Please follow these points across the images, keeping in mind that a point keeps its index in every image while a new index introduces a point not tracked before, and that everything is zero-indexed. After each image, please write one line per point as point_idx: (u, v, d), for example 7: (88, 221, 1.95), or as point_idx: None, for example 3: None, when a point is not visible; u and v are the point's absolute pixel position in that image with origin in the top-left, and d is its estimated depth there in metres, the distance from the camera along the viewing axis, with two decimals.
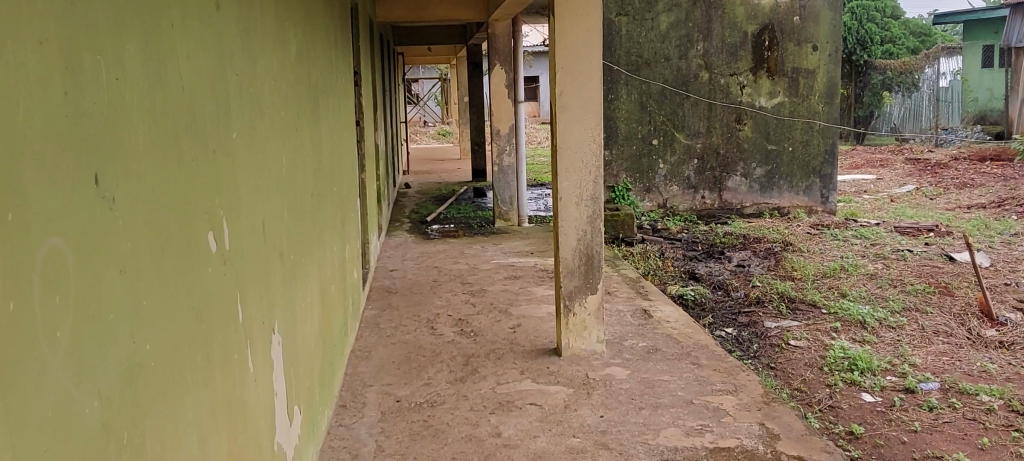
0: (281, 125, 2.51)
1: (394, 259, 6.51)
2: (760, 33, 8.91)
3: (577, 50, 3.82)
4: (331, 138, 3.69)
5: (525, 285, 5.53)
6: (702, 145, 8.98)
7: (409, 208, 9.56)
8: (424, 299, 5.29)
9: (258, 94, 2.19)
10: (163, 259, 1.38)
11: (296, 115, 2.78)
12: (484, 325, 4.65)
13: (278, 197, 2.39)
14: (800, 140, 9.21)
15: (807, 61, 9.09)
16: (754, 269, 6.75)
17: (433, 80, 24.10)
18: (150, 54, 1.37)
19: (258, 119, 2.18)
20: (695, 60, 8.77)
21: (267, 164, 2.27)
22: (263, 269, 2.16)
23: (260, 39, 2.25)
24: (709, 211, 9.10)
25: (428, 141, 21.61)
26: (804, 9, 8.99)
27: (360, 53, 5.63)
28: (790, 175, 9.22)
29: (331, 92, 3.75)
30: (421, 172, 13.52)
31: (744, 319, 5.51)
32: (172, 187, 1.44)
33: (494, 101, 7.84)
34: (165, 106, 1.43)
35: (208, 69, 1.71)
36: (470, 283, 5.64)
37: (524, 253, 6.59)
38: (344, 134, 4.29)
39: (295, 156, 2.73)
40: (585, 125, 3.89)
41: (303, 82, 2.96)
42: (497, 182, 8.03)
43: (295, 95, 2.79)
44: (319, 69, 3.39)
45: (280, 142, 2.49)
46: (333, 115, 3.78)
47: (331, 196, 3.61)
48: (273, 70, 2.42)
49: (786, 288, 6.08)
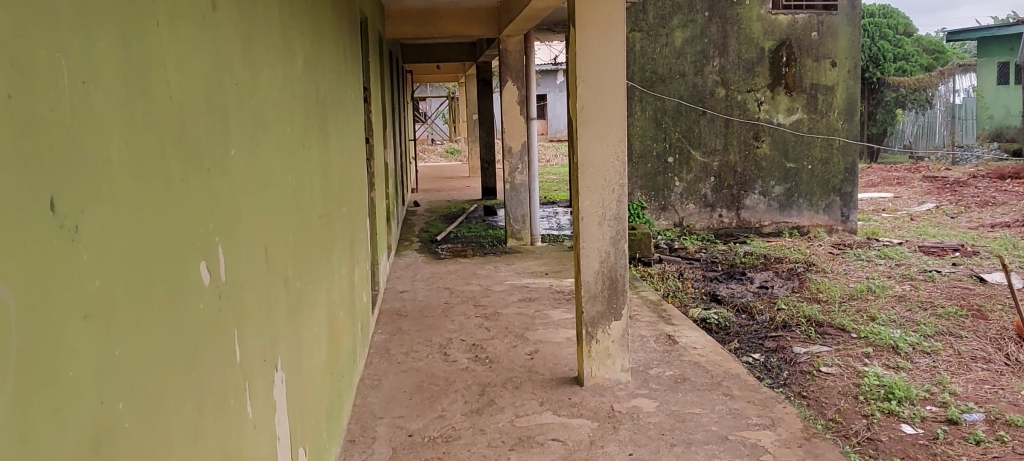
0: (286, 138, 2.29)
1: (404, 281, 6.28)
2: (778, 49, 8.70)
3: (601, 61, 3.61)
4: (340, 155, 3.47)
5: (541, 308, 5.28)
6: (719, 163, 8.76)
7: (419, 226, 9.34)
8: (435, 323, 5.05)
9: (260, 106, 1.96)
10: (142, 299, 1.16)
11: (302, 130, 2.56)
12: (499, 351, 4.42)
13: (281, 218, 2.17)
14: (819, 158, 8.99)
15: (826, 77, 8.88)
16: (777, 290, 6.52)
17: (442, 98, 23.96)
18: (130, 57, 1.15)
19: (260, 132, 1.96)
20: (711, 76, 8.56)
21: (271, 182, 2.05)
22: (265, 301, 1.93)
23: (263, 44, 2.04)
24: (727, 230, 8.87)
25: (436, 159, 21.43)
26: (821, 24, 8.80)
27: (370, 68, 5.42)
28: (809, 194, 9.01)
29: (340, 108, 3.52)
30: (430, 190, 13.32)
31: (771, 345, 5.28)
32: (155, 211, 1.22)
33: (506, 118, 7.61)
34: (148, 118, 1.21)
35: (202, 76, 1.49)
36: (483, 306, 5.40)
37: (538, 274, 6.35)
38: (354, 152, 4.10)
39: (301, 175, 2.51)
40: (607, 140, 3.66)
41: (310, 94, 2.75)
42: (509, 200, 7.78)
43: (302, 108, 2.56)
44: (328, 80, 3.18)
45: (285, 159, 2.27)
46: (340, 131, 3.54)
47: (339, 216, 3.39)
48: (278, 81, 2.20)
49: (812, 312, 5.86)
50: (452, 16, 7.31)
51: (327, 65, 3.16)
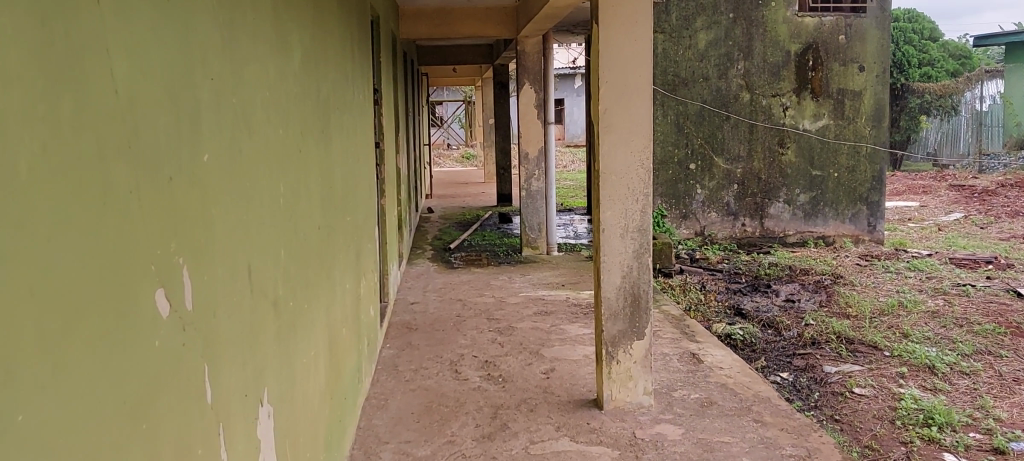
0: (279, 144, 2.07)
1: (415, 291, 6.05)
2: (803, 52, 8.44)
3: (625, 62, 3.38)
4: (344, 161, 3.25)
5: (557, 323, 5.04)
6: (742, 170, 8.50)
7: (432, 233, 9.12)
8: (446, 338, 4.81)
9: (244, 108, 1.74)
10: (68, 344, 0.93)
11: (299, 133, 2.34)
12: (513, 369, 4.18)
13: (270, 232, 1.94)
14: (845, 166, 8.72)
15: (853, 82, 8.62)
16: (804, 305, 6.26)
17: (458, 103, 23.82)
18: (54, 45, 0.93)
19: (244, 137, 1.74)
20: (735, 80, 8.31)
21: (257, 193, 1.82)
22: (249, 328, 1.71)
23: (251, 37, 1.81)
24: (750, 239, 8.59)
25: (452, 165, 21.24)
26: (849, 27, 8.54)
27: (381, 70, 5.20)
28: (835, 202, 8.72)
29: (345, 110, 3.31)
30: (444, 196, 13.10)
31: (800, 363, 5.02)
32: (91, 235, 1.00)
33: (522, 122, 7.36)
34: (83, 120, 0.99)
35: (164, 71, 1.27)
36: (497, 320, 5.16)
37: (554, 285, 6.11)
38: (361, 157, 3.87)
39: (297, 184, 2.29)
40: (631, 147, 3.43)
41: (309, 96, 2.52)
42: (525, 207, 7.53)
43: (299, 111, 2.34)
44: (332, 81, 2.96)
45: (277, 167, 2.04)
46: (346, 135, 3.32)
47: (343, 226, 3.16)
48: (269, 80, 1.98)
49: (843, 328, 5.59)
50: (467, 18, 7.10)
51: (330, 65, 2.94)
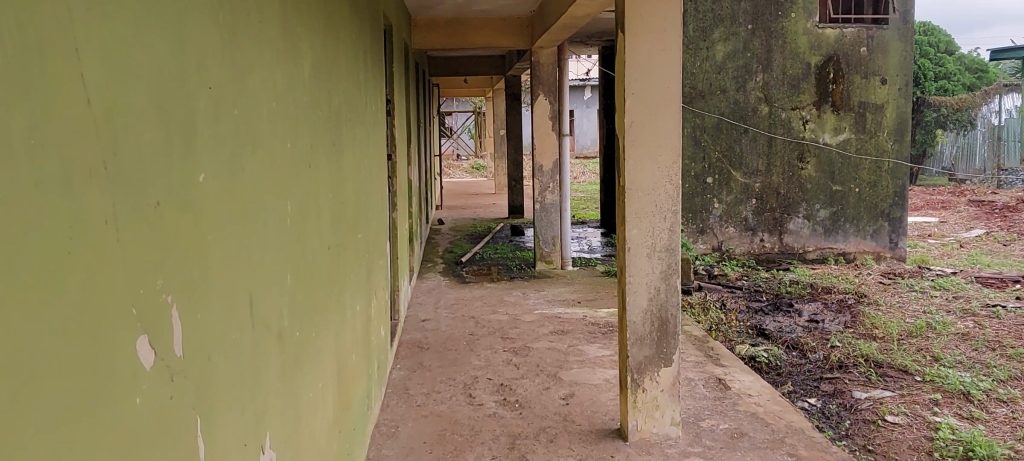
0: (286, 157, 1.88)
1: (426, 307, 5.85)
2: (824, 65, 8.24)
3: (653, 72, 3.18)
4: (356, 176, 3.06)
5: (575, 343, 4.84)
6: (761, 185, 8.29)
7: (443, 246, 8.93)
8: (459, 358, 4.61)
9: (247, 120, 1.55)
10: (19, 420, 0.74)
11: (308, 147, 2.14)
12: (530, 394, 3.97)
13: (275, 258, 1.75)
14: (867, 180, 8.50)
15: (875, 95, 8.40)
16: (828, 325, 6.05)
17: (468, 113, 23.65)
18: (6, 44, 0.74)
19: (247, 151, 1.55)
20: (754, 92, 8.12)
21: (261, 213, 1.63)
22: (249, 368, 1.52)
23: (255, 41, 1.62)
24: (768, 256, 8.37)
25: (461, 175, 21.07)
26: (871, 39, 8.33)
27: (393, 80, 5.02)
28: (856, 218, 8.50)
29: (358, 122, 3.12)
30: (455, 207, 12.91)
31: (828, 388, 4.80)
32: (53, 280, 0.81)
33: (537, 134, 7.17)
34: (43, 139, 0.80)
35: (152, 80, 1.08)
36: (512, 339, 4.96)
37: (570, 303, 5.90)
38: (373, 171, 3.69)
39: (306, 201, 2.09)
40: (659, 162, 3.23)
41: (320, 105, 2.33)
42: (539, 221, 7.33)
43: (308, 122, 2.15)
44: (343, 89, 2.77)
45: (284, 185, 1.85)
46: (358, 147, 3.14)
47: (354, 244, 2.97)
48: (275, 88, 1.79)
49: (870, 351, 5.37)
50: (480, 26, 6.91)
51: (342, 73, 2.75)
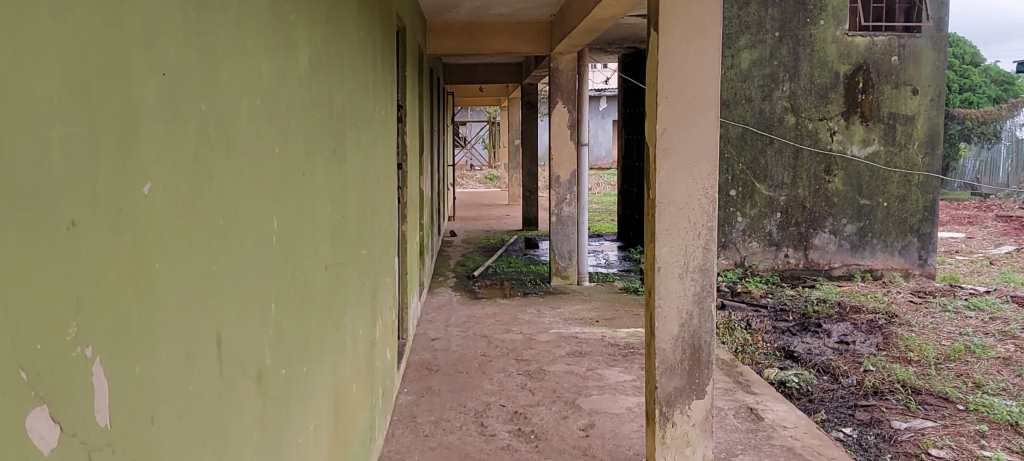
0: (273, 165, 1.60)
1: (437, 325, 5.56)
2: (853, 74, 7.94)
3: (687, 75, 2.91)
4: (361, 186, 2.79)
5: (594, 367, 4.54)
6: (785, 198, 8.01)
7: (455, 259, 8.66)
8: (471, 382, 4.32)
9: (220, 120, 1.27)
10: None
11: (303, 154, 1.86)
12: (547, 424, 3.68)
13: (256, 285, 1.46)
14: (895, 195, 8.18)
15: (905, 107, 8.09)
16: (860, 347, 5.75)
17: (482, 123, 23.39)
18: None
19: (219, 157, 1.26)
20: (780, 102, 7.86)
21: (237, 230, 1.35)
22: (215, 423, 1.23)
23: (234, 25, 1.34)
24: (793, 272, 8.06)
25: (475, 185, 20.81)
26: (902, 48, 8.01)
27: (406, 86, 4.76)
28: (884, 233, 8.18)
29: (363, 128, 2.86)
30: (467, 219, 12.65)
31: (864, 416, 4.48)
32: None
33: (554, 143, 6.88)
34: None
35: (67, 66, 0.80)
36: (527, 361, 4.67)
37: (587, 322, 5.60)
38: (381, 181, 3.41)
39: (299, 216, 1.81)
40: (693, 174, 2.95)
41: (319, 106, 2.06)
42: (555, 234, 7.04)
43: (303, 125, 1.87)
44: (348, 89, 2.50)
45: (270, 198, 1.57)
46: (363, 156, 2.87)
47: (357, 261, 2.70)
48: (259, 84, 1.50)
49: (907, 376, 5.06)
50: (496, 32, 6.65)
51: (347, 73, 2.48)
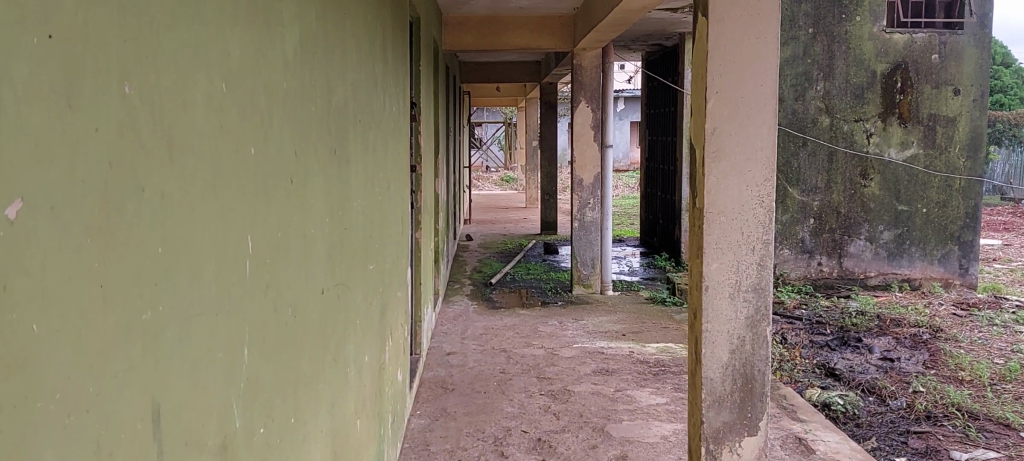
0: (246, 171, 1.25)
1: (452, 337, 5.20)
2: (891, 73, 7.52)
3: (740, 67, 2.55)
4: (368, 193, 2.43)
5: (624, 387, 4.17)
6: (819, 204, 7.63)
7: (472, 264, 8.31)
8: (489, 403, 3.96)
9: (160, 110, 0.92)
10: None
11: (292, 155, 1.52)
12: (574, 454, 3.32)
13: (218, 327, 1.11)
14: (935, 200, 7.76)
15: (946, 108, 7.66)
16: (906, 365, 5.37)
17: (499, 123, 23.03)
18: None
19: (158, 162, 0.92)
20: (813, 102, 7.48)
21: (187, 260, 1.00)
22: None
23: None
24: (827, 281, 7.66)
25: (492, 187, 20.46)
26: (943, 45, 7.59)
27: (419, 81, 4.41)
28: (923, 241, 7.76)
29: (370, 124, 2.51)
30: (483, 222, 12.29)
31: (919, 445, 4.08)
32: None
33: (577, 145, 6.51)
34: None
35: None
36: (550, 380, 4.31)
37: (614, 335, 5.23)
38: (392, 184, 3.06)
39: (285, 233, 1.46)
40: (747, 180, 2.59)
41: (313, 98, 1.70)
42: (578, 240, 6.67)
43: (292, 121, 1.53)
44: (352, 83, 2.15)
45: (241, 212, 1.22)
46: (370, 156, 2.51)
47: (362, 275, 2.34)
48: (227, 63, 1.16)
49: (963, 399, 4.66)
50: (517, 27, 6.31)
51: (351, 63, 2.13)
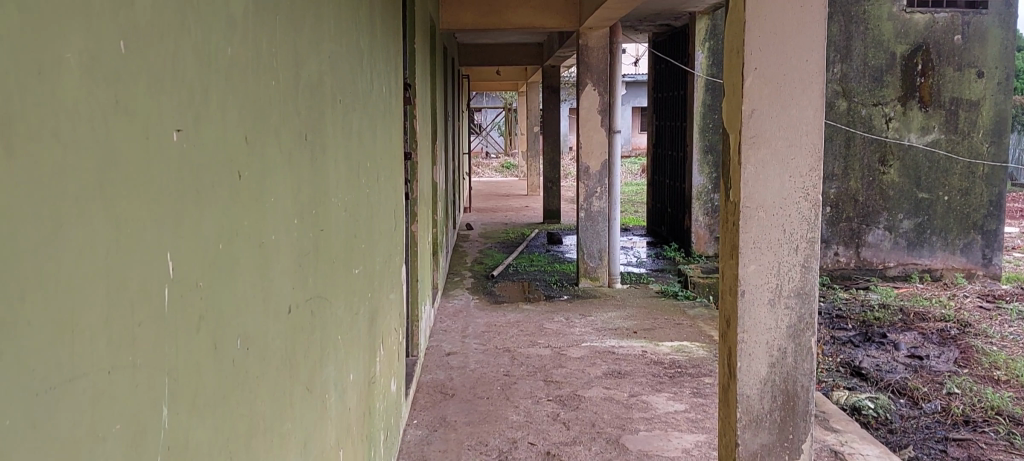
0: (169, 162, 0.92)
1: (452, 335, 4.87)
2: (912, 55, 7.17)
3: (781, 39, 2.24)
4: (352, 184, 2.11)
5: (638, 392, 3.85)
6: (835, 192, 7.34)
7: (473, 255, 7.99)
8: (492, 411, 3.63)
9: None
10: None
11: (247, 140, 1.20)
12: None
13: (114, 383, 0.78)
14: (958, 187, 7.41)
15: (970, 90, 7.29)
16: (936, 363, 5.04)
17: (500, 108, 22.64)
18: None
19: None
20: (831, 84, 7.19)
21: (51, 297, 0.68)
22: None
23: None
24: (844, 272, 7.40)
25: (493, 175, 20.12)
26: (967, 25, 7.20)
27: (415, 61, 4.07)
28: (945, 230, 7.42)
29: (356, 104, 2.18)
30: (485, 210, 11.95)
31: (959, 454, 3.75)
32: None
33: (583, 130, 6.18)
34: None
35: None
36: (558, 384, 3.98)
37: (625, 333, 4.90)
38: (383, 172, 2.72)
39: (236, 241, 1.14)
40: (789, 169, 2.28)
41: (274, 70, 1.37)
42: (585, 230, 6.34)
43: (246, 97, 1.21)
44: (328, 57, 1.80)
45: (158, 225, 0.89)
46: (356, 142, 2.18)
47: (347, 281, 2.02)
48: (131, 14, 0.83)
49: (1002, 402, 4.33)
50: (521, 4, 5.96)
51: (326, 32, 1.79)
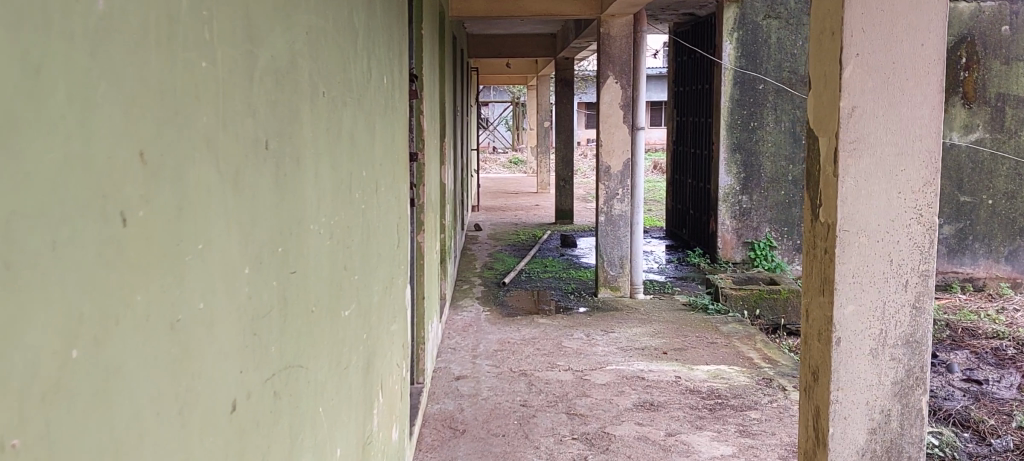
0: None
1: (461, 355, 4.39)
2: (955, 47, 6.68)
3: (890, 24, 2.03)
4: (340, 198, 1.61)
5: (677, 430, 3.36)
6: None
7: (482, 259, 7.49)
8: (509, 452, 3.15)
9: None
10: None
11: (137, 160, 0.70)
12: None
13: None
14: (1004, 190, 6.90)
15: (1018, 85, 6.76)
16: (998, 390, 4.54)
17: (507, 103, 22.10)
18: None
19: None
20: None
21: None
22: None
23: None
24: None
25: (499, 171, 19.58)
26: (1015, 15, 6.69)
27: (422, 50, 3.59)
28: (988, 236, 6.92)
29: (346, 95, 1.70)
30: (492, 209, 11.41)
31: None
32: None
33: (604, 127, 5.70)
34: None
35: None
36: (584, 417, 3.50)
37: (654, 353, 4.42)
38: (383, 181, 2.24)
39: (111, 337, 0.65)
40: (897, 183, 2.08)
41: (206, 42, 0.87)
42: (605, 236, 5.85)
43: (145, 86, 0.72)
44: (304, 33, 1.31)
45: None
46: (348, 145, 1.70)
47: (332, 326, 1.52)
48: None
49: None
50: None
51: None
